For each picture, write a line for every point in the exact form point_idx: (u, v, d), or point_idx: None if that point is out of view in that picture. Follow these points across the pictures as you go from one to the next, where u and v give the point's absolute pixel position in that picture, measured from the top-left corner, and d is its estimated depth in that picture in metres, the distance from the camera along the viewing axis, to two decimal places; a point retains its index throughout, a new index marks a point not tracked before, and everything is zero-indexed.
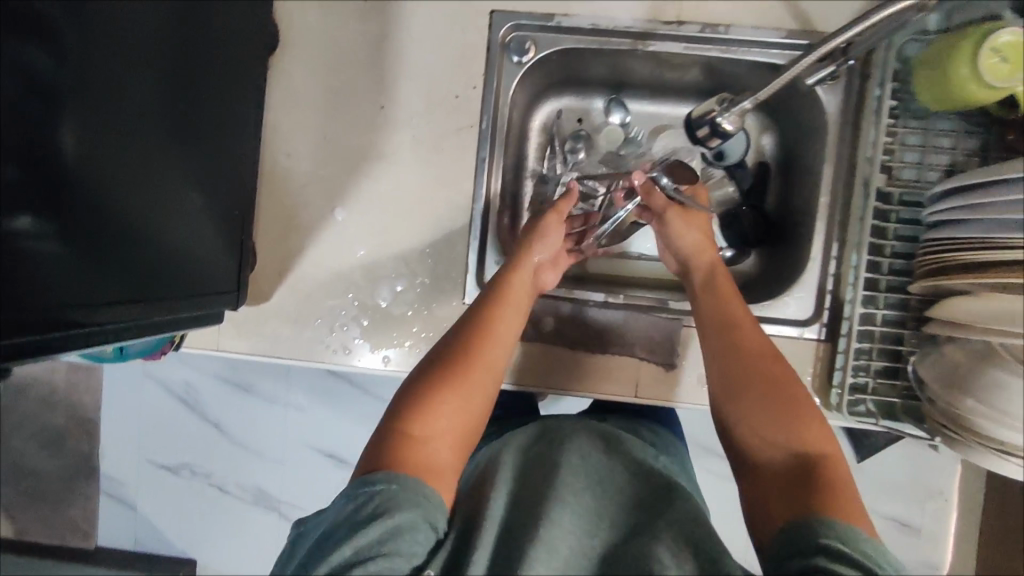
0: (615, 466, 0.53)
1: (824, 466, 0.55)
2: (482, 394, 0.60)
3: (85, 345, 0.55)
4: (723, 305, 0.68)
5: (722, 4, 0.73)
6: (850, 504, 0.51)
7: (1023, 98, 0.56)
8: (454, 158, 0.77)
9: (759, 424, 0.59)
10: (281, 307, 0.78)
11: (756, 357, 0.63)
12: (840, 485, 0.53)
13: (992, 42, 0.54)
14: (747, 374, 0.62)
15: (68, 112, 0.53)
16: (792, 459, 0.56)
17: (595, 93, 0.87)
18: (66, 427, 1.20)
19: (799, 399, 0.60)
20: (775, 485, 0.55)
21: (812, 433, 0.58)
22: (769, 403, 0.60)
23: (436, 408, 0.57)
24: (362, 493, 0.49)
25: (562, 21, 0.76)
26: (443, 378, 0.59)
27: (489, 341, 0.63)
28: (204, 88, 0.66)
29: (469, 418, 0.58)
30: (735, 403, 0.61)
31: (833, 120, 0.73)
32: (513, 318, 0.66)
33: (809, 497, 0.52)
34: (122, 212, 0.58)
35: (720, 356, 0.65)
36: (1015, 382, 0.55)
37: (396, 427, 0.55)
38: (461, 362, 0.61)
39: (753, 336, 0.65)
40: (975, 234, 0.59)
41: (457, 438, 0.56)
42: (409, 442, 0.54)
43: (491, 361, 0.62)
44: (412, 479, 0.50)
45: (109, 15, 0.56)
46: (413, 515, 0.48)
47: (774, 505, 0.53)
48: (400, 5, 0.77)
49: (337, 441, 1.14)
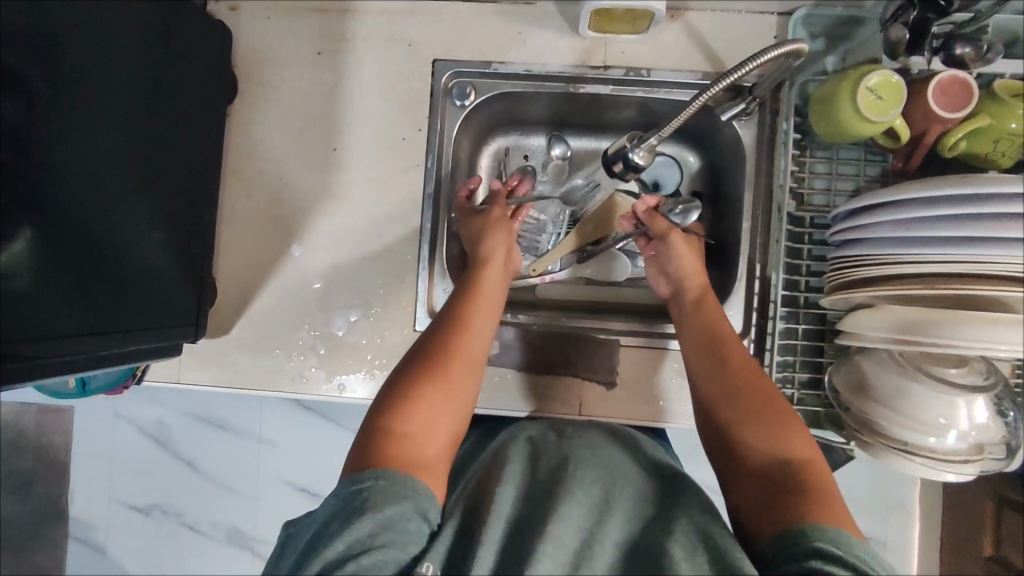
0: (624, 482, 0.53)
1: (811, 473, 0.57)
2: (460, 383, 0.65)
3: (44, 376, 0.58)
4: (708, 321, 0.72)
5: (643, 51, 0.80)
6: (835, 508, 0.52)
7: (902, 130, 0.64)
8: (403, 195, 0.82)
9: (748, 432, 0.62)
10: (241, 338, 0.82)
11: (742, 371, 0.67)
12: (825, 490, 0.55)
13: (867, 83, 0.62)
14: (733, 388, 0.65)
15: (40, 160, 0.58)
16: (779, 464, 0.58)
17: (538, 132, 0.93)
18: (31, 473, 1.19)
19: (784, 408, 0.62)
20: (765, 490, 0.57)
21: (798, 441, 0.60)
22: (759, 413, 0.62)
23: (417, 404, 0.60)
24: (351, 492, 0.50)
25: (499, 67, 0.82)
26: (422, 375, 0.63)
27: (465, 336, 0.68)
28: (171, 134, 0.72)
29: (448, 417, 0.61)
30: (726, 414, 0.64)
31: (749, 152, 0.80)
32: (485, 322, 0.71)
33: (798, 501, 0.54)
34: (93, 250, 0.63)
35: (713, 370, 0.68)
36: (917, 388, 0.63)
37: (378, 427, 0.58)
38: (437, 359, 0.65)
39: (739, 354, 0.69)
40: (867, 252, 0.64)
41: (440, 429, 0.60)
42: (392, 438, 0.56)
43: (467, 355, 0.67)
44: (399, 472, 0.52)
45: (78, 71, 0.61)
46: (403, 508, 0.49)
47: (767, 509, 0.55)
48: (350, 56, 0.83)
49: (307, 475, 1.15)
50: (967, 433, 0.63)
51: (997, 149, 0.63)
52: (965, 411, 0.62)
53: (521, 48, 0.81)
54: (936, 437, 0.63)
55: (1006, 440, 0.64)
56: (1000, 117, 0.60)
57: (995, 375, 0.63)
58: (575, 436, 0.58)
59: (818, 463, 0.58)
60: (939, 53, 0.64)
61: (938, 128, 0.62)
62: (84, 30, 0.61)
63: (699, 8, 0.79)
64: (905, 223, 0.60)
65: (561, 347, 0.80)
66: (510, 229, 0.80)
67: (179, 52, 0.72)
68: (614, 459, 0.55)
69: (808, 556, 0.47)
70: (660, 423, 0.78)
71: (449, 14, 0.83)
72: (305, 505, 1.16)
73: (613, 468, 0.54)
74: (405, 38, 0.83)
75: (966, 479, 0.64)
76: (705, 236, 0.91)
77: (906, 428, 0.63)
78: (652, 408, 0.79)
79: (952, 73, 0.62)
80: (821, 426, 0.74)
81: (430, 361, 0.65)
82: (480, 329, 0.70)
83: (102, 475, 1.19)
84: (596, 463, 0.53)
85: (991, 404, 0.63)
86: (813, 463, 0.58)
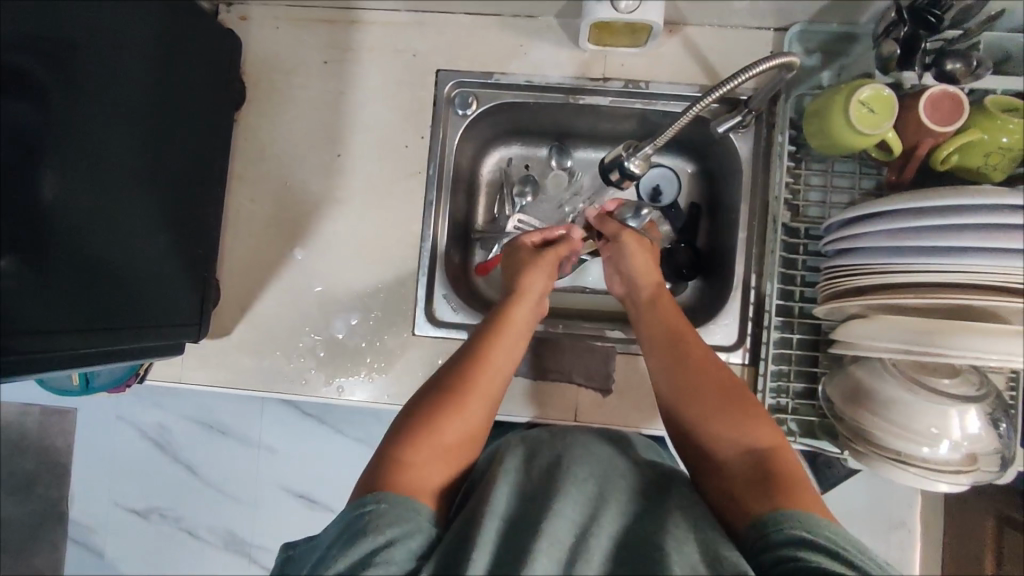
0: (616, 478, 0.54)
1: (776, 460, 0.57)
2: (477, 419, 0.63)
3: (37, 370, 0.59)
4: (666, 317, 0.73)
5: (642, 64, 0.81)
6: (808, 497, 0.53)
7: (893, 143, 0.65)
8: (405, 201, 0.84)
9: (718, 427, 0.61)
10: (243, 340, 0.83)
11: (700, 366, 0.67)
12: (794, 478, 0.55)
13: (859, 97, 0.64)
14: (692, 382, 0.65)
15: (49, 159, 0.59)
16: (745, 456, 0.58)
17: (539, 143, 0.95)
18: (33, 473, 1.21)
19: (747, 399, 0.63)
20: (737, 481, 0.56)
21: (762, 429, 0.60)
22: (723, 406, 0.62)
23: (433, 437, 0.59)
24: (355, 515, 0.51)
25: (500, 78, 0.84)
26: (440, 407, 0.61)
27: (485, 369, 0.66)
28: (177, 138, 0.73)
29: (460, 445, 0.60)
30: (688, 409, 0.64)
31: (745, 164, 0.81)
32: (505, 350, 0.69)
33: (770, 489, 0.54)
34: (98, 248, 0.64)
35: (675, 365, 0.67)
36: (909, 398, 0.64)
37: (386, 456, 0.57)
38: (456, 392, 0.63)
39: (698, 349, 0.69)
40: (861, 261, 0.65)
41: (453, 463, 0.59)
42: (399, 466, 0.55)
43: (487, 390, 0.65)
44: (402, 496, 0.52)
45: (91, 74, 0.63)
46: (404, 528, 0.49)
47: (742, 498, 0.55)
48: (355, 66, 0.85)
49: (306, 481, 1.16)
50: (960, 444, 0.63)
51: (988, 163, 0.64)
52: (958, 422, 0.63)
53: (523, 60, 0.83)
54: (929, 447, 0.63)
55: (999, 451, 0.64)
56: (991, 132, 0.61)
57: (987, 386, 0.64)
58: (571, 436, 0.59)
59: (782, 451, 0.59)
60: (932, 68, 0.65)
61: (929, 140, 0.64)
62: (100, 36, 0.63)
63: (697, 23, 0.80)
64: (897, 233, 0.61)
65: (559, 354, 0.81)
66: (551, 272, 0.78)
67: (187, 59, 0.74)
68: (605, 455, 0.57)
69: (786, 542, 0.48)
70: (655, 430, 0.79)
71: (453, 27, 0.85)
72: (302, 511, 1.16)
73: (606, 465, 0.55)
74: (410, 49, 0.85)
75: (960, 490, 0.64)
76: (703, 247, 0.92)
77: (899, 438, 0.63)
78: (647, 415, 0.79)
79: (943, 86, 0.63)
80: (816, 436, 0.74)
81: (449, 394, 0.63)
82: (500, 363, 0.68)
83: (102, 477, 1.20)
84: (588, 460, 0.54)
85: (984, 416, 0.63)
86: (777, 451, 0.58)
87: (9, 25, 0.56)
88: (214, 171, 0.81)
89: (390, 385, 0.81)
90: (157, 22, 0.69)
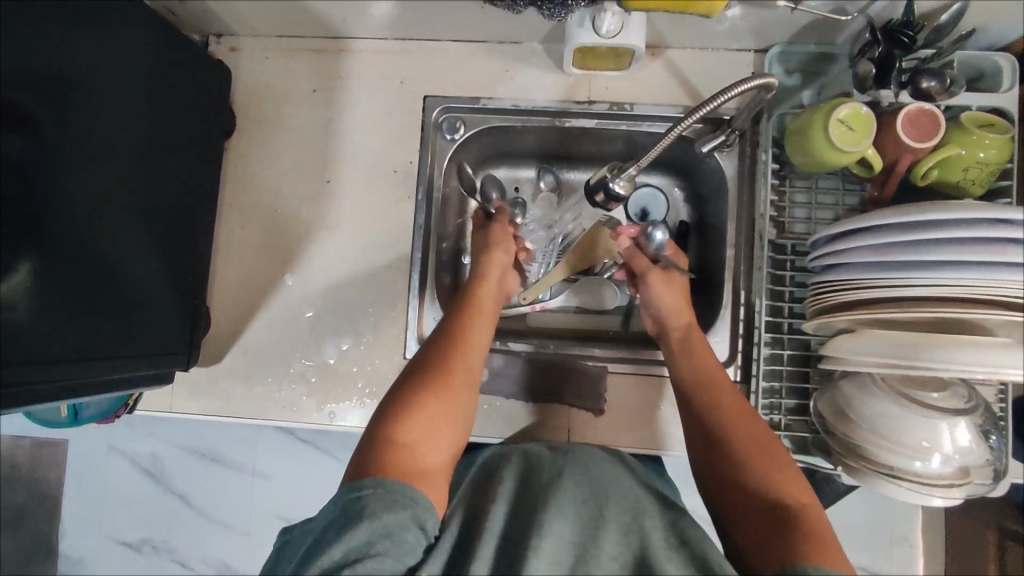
0: (608, 488, 0.55)
1: (803, 512, 0.56)
2: (461, 394, 0.64)
3: (35, 401, 0.59)
4: (700, 363, 0.72)
5: (626, 86, 0.83)
6: (828, 548, 0.51)
7: (874, 159, 0.66)
8: (395, 225, 0.85)
9: (747, 474, 0.60)
10: (234, 367, 0.83)
11: (732, 416, 0.66)
12: (817, 525, 0.54)
13: (837, 115, 0.65)
14: (724, 432, 0.65)
15: (36, 192, 0.59)
16: (769, 507, 0.57)
17: (527, 165, 0.96)
18: (23, 507, 1.19)
19: (777, 453, 0.61)
20: (758, 531, 0.56)
21: (789, 484, 0.58)
22: (751, 454, 0.62)
23: (419, 413, 0.59)
24: (350, 499, 0.50)
25: (487, 103, 0.85)
26: (424, 384, 0.62)
27: (463, 347, 0.68)
28: (165, 167, 0.74)
29: (449, 424, 0.61)
30: (713, 461, 0.64)
31: (731, 182, 0.82)
32: (482, 328, 0.71)
33: (788, 537, 0.53)
34: (88, 278, 0.64)
35: (707, 412, 0.67)
36: (899, 413, 0.63)
37: (381, 437, 0.56)
38: (437, 369, 0.64)
39: (726, 392, 0.68)
40: (846, 276, 0.66)
41: (440, 438, 0.59)
42: (394, 447, 0.55)
43: (467, 368, 0.66)
44: (399, 482, 0.51)
45: (83, 107, 0.63)
46: (400, 516, 0.49)
47: (761, 547, 0.54)
48: (344, 93, 0.87)
49: (302, 509, 1.14)
50: (952, 457, 0.62)
51: (967, 177, 0.65)
52: (949, 436, 0.62)
53: (509, 85, 0.85)
54: (922, 461, 0.63)
55: (991, 464, 0.64)
56: (969, 147, 0.63)
57: (976, 398, 0.64)
58: (571, 454, 0.60)
59: (812, 505, 0.57)
60: (908, 86, 0.66)
61: (908, 157, 0.65)
62: (94, 70, 0.64)
63: (679, 45, 0.82)
64: (879, 248, 0.62)
65: (552, 375, 0.81)
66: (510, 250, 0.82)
67: (175, 90, 0.75)
68: (604, 472, 0.57)
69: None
70: (649, 450, 0.78)
71: (440, 53, 0.86)
72: None
73: (603, 482, 0.55)
74: (398, 76, 0.86)
75: (955, 503, 0.64)
76: (693, 264, 0.92)
77: (891, 453, 0.63)
78: (641, 435, 0.79)
79: (919, 104, 0.64)
80: (808, 450, 0.74)
81: (429, 373, 0.64)
82: (477, 343, 0.69)
83: (92, 510, 1.18)
84: (585, 480, 0.55)
85: (974, 427, 0.63)
86: (808, 505, 0.57)
87: (12, 60, 0.57)
88: (204, 199, 0.82)
89: None
90: (145, 55, 0.70)
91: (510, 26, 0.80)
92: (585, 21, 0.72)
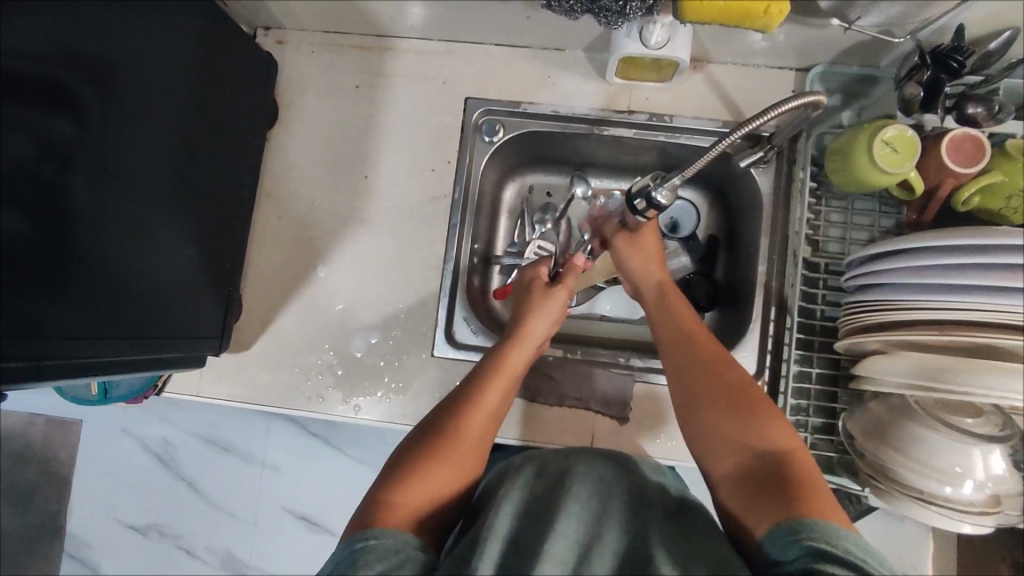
0: (617, 489, 0.55)
1: (794, 465, 0.56)
2: (466, 463, 0.61)
3: (65, 375, 0.59)
4: (688, 325, 0.71)
5: (667, 98, 0.84)
6: (824, 500, 0.51)
7: (917, 182, 0.67)
8: (428, 224, 0.85)
9: (728, 430, 0.60)
10: (261, 355, 0.84)
11: (719, 374, 0.65)
12: (812, 481, 0.54)
13: (882, 135, 0.65)
14: (706, 387, 0.64)
15: (77, 170, 0.59)
16: (761, 461, 0.57)
17: (560, 172, 0.97)
18: (36, 483, 1.20)
19: (765, 407, 0.61)
20: (749, 490, 0.55)
21: (771, 432, 0.58)
22: (730, 407, 0.61)
23: (423, 475, 0.57)
24: (343, 556, 0.49)
25: (527, 108, 0.86)
26: (432, 446, 0.60)
27: (475, 413, 0.64)
28: (205, 153, 0.75)
29: (453, 483, 0.59)
30: (698, 417, 0.63)
31: (766, 200, 0.83)
32: (501, 391, 0.67)
33: (784, 495, 0.52)
34: (125, 256, 0.65)
35: (686, 369, 0.66)
36: (931, 436, 0.63)
37: (380, 495, 0.55)
38: (447, 436, 0.61)
39: (711, 348, 0.67)
40: (881, 297, 0.66)
41: (440, 499, 0.57)
42: (391, 505, 0.54)
43: (477, 437, 0.63)
44: (391, 530, 0.51)
45: (133, 89, 0.64)
46: (395, 560, 0.48)
47: (753, 507, 0.53)
48: (386, 91, 0.88)
49: (311, 504, 1.14)
50: (984, 484, 0.63)
51: (1008, 206, 0.65)
52: (981, 462, 0.63)
53: (550, 91, 0.85)
54: (952, 486, 0.63)
55: None
56: (1012, 174, 0.63)
57: (1009, 427, 0.64)
58: (574, 454, 0.60)
59: (799, 453, 0.57)
60: (953, 112, 0.67)
61: (951, 181, 0.65)
62: (147, 53, 0.65)
63: (722, 61, 0.82)
64: (914, 271, 0.62)
65: (578, 379, 0.81)
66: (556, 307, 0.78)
67: (221, 77, 0.76)
68: (615, 475, 0.57)
69: (803, 556, 0.46)
70: (672, 461, 0.78)
71: (483, 57, 0.87)
72: (303, 533, 1.15)
73: (614, 486, 0.55)
74: (440, 77, 0.87)
75: (983, 531, 0.64)
76: (721, 279, 0.93)
77: (922, 476, 0.63)
78: (664, 446, 0.79)
79: (964, 129, 0.65)
80: (834, 472, 0.74)
81: (436, 437, 0.61)
82: (489, 409, 0.65)
83: (103, 491, 1.19)
84: (591, 479, 0.55)
85: (1006, 455, 0.63)
86: (796, 453, 0.57)
87: (48, 38, 0.56)
88: (242, 187, 0.83)
89: (404, 406, 0.81)
90: (194, 43, 0.71)
91: (554, 33, 0.81)
92: (632, 32, 0.73)
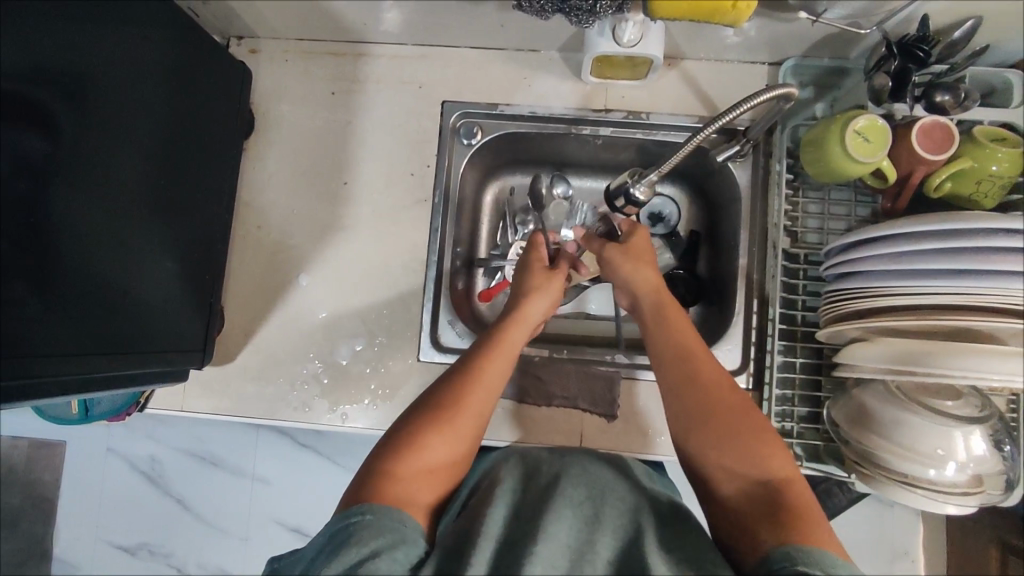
0: (605, 490, 0.55)
1: (793, 493, 0.56)
2: (461, 444, 0.60)
3: (41, 394, 0.58)
4: (677, 330, 0.70)
5: (643, 95, 0.84)
6: (820, 529, 0.52)
7: (889, 170, 0.68)
8: (410, 228, 0.85)
9: (726, 448, 0.60)
10: (246, 367, 0.83)
11: (713, 378, 0.65)
12: (808, 509, 0.54)
13: (854, 127, 0.66)
14: (701, 400, 0.63)
15: (51, 184, 0.58)
16: (760, 488, 0.57)
17: (540, 172, 0.97)
18: (20, 507, 1.17)
19: (762, 425, 0.61)
20: (749, 514, 0.56)
21: (772, 455, 0.59)
22: (732, 426, 0.61)
23: (419, 452, 0.57)
24: (341, 527, 0.49)
25: (504, 109, 0.86)
26: (430, 418, 0.60)
27: (474, 386, 0.63)
28: (181, 166, 0.74)
29: (448, 467, 0.59)
30: (694, 430, 0.63)
31: (744, 193, 0.83)
32: (498, 368, 0.66)
33: (781, 522, 0.53)
34: (101, 272, 0.64)
35: (689, 378, 0.65)
36: (914, 420, 0.64)
37: (375, 467, 0.55)
38: (448, 413, 0.61)
39: (709, 363, 0.67)
40: (859, 285, 0.67)
41: (433, 481, 0.57)
42: (384, 478, 0.54)
43: (476, 410, 0.62)
44: (389, 507, 0.51)
45: (105, 101, 0.63)
46: (389, 538, 0.48)
47: (751, 533, 0.54)
48: (362, 97, 0.88)
49: (302, 516, 1.13)
50: (966, 464, 0.63)
51: (980, 189, 0.66)
52: (963, 443, 0.63)
53: (527, 92, 0.86)
54: (935, 468, 0.64)
55: (1004, 474, 0.65)
56: (982, 160, 0.64)
57: (989, 408, 0.64)
58: (568, 456, 0.60)
59: (797, 481, 0.57)
60: (922, 100, 0.68)
61: (922, 169, 0.66)
62: (120, 66, 0.65)
63: (694, 57, 0.83)
64: (891, 258, 0.63)
65: (564, 378, 0.81)
66: (551, 295, 0.77)
67: (194, 89, 0.75)
68: (603, 476, 0.57)
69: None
70: (661, 455, 0.78)
71: (458, 60, 0.87)
72: (297, 546, 1.13)
73: (602, 486, 0.55)
74: (416, 81, 0.87)
75: (969, 511, 0.65)
76: (704, 274, 0.94)
77: (904, 459, 0.64)
78: (653, 441, 0.79)
79: (933, 119, 0.66)
80: (820, 459, 0.75)
81: (437, 412, 0.60)
82: (489, 385, 0.65)
83: (91, 512, 1.17)
84: (584, 480, 0.55)
85: (987, 436, 0.64)
86: (792, 482, 0.57)
87: (18, 53, 0.55)
88: (222, 198, 0.82)
89: (392, 412, 0.80)
90: (165, 54, 0.70)
91: (528, 34, 0.82)
92: (605, 30, 0.73)
